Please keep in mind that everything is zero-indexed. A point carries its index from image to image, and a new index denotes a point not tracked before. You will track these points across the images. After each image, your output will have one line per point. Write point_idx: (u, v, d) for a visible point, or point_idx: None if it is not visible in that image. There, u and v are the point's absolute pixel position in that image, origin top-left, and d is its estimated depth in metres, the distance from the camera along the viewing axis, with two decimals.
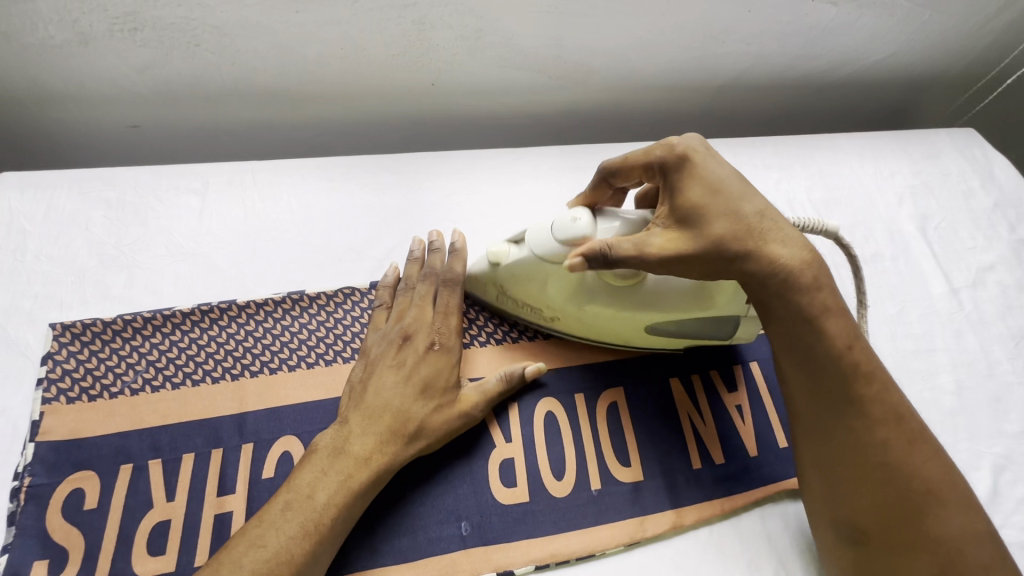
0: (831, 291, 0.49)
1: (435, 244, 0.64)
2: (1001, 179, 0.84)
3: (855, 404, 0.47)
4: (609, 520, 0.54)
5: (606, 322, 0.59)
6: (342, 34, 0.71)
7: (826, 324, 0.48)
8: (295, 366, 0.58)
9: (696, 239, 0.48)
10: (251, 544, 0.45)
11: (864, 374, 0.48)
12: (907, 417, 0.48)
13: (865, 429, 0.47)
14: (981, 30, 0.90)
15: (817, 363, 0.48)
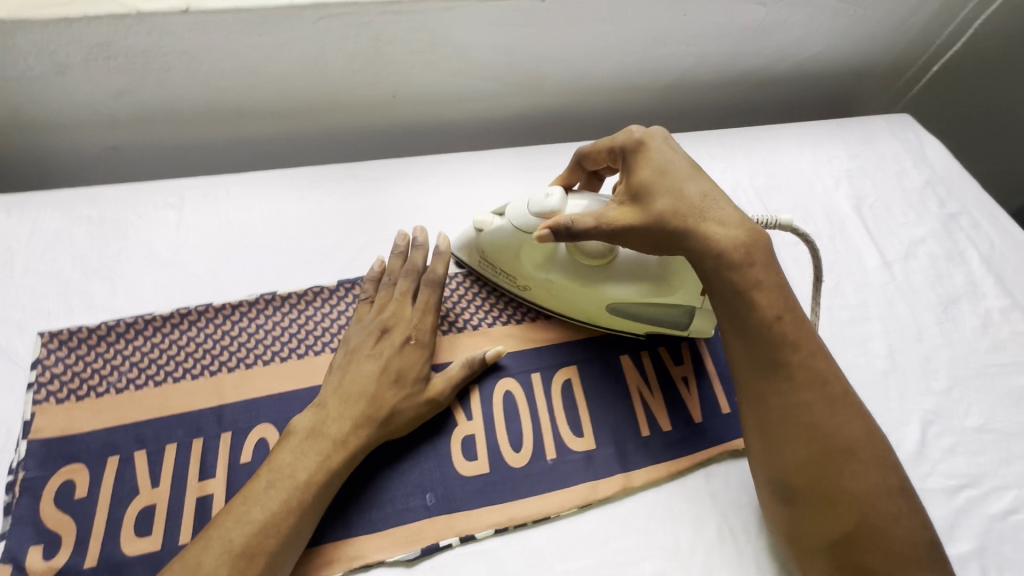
0: (766, 264, 0.53)
1: (418, 240, 0.69)
2: (931, 159, 0.93)
3: (784, 368, 0.51)
4: (563, 485, 0.58)
5: (573, 297, 0.65)
6: (304, 53, 0.75)
7: (758, 295, 0.52)
8: (269, 360, 0.62)
9: (641, 214, 0.56)
10: (237, 520, 0.49)
11: (793, 341, 0.52)
12: (833, 382, 0.51)
13: (794, 391, 0.51)
14: (906, 23, 0.97)
15: (750, 331, 0.52)
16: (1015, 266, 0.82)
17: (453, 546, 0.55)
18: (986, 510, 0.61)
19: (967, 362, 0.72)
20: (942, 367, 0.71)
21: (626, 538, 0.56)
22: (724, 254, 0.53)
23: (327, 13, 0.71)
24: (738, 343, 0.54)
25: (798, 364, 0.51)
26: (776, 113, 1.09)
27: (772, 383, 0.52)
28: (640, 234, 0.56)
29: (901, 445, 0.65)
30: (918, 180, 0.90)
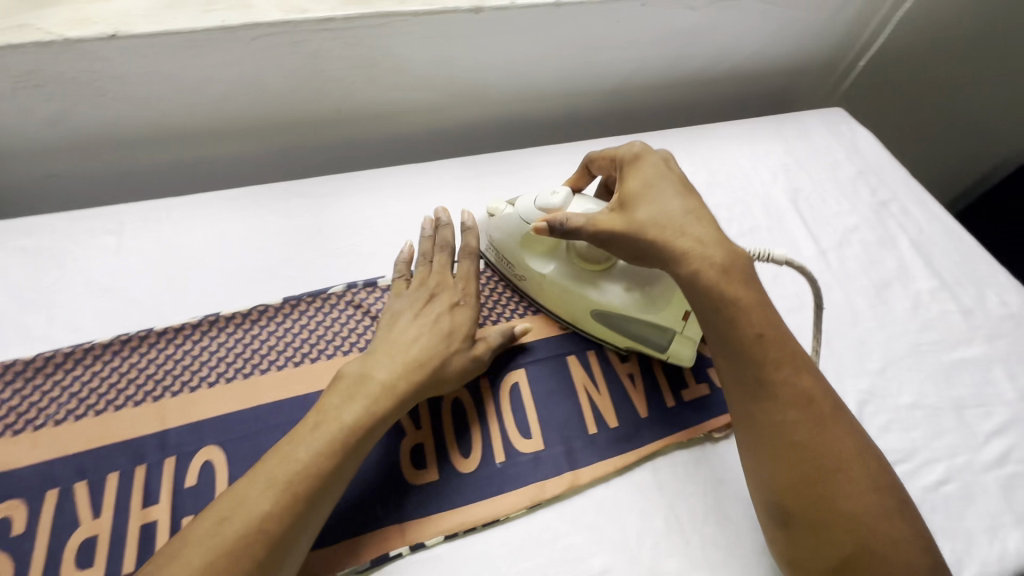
0: (745, 283, 0.54)
1: (443, 220, 0.72)
2: (862, 150, 0.97)
3: (772, 384, 0.51)
4: (513, 487, 0.59)
5: (560, 295, 0.67)
6: (242, 72, 0.76)
7: (741, 311, 0.53)
8: (214, 382, 0.62)
9: (631, 220, 0.57)
10: (282, 459, 0.49)
11: (779, 358, 0.52)
12: (817, 400, 0.51)
13: (783, 408, 0.51)
14: (832, 22, 1.01)
15: (735, 347, 0.53)
16: (943, 248, 0.86)
17: (403, 555, 0.55)
18: (919, 483, 0.64)
19: (898, 342, 0.75)
20: (876, 348, 0.75)
21: (575, 535, 0.57)
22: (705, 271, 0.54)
23: (259, 32, 0.71)
24: (725, 360, 0.54)
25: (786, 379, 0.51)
26: (716, 112, 1.13)
27: (761, 400, 0.52)
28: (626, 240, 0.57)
29: None
30: (851, 170, 0.94)
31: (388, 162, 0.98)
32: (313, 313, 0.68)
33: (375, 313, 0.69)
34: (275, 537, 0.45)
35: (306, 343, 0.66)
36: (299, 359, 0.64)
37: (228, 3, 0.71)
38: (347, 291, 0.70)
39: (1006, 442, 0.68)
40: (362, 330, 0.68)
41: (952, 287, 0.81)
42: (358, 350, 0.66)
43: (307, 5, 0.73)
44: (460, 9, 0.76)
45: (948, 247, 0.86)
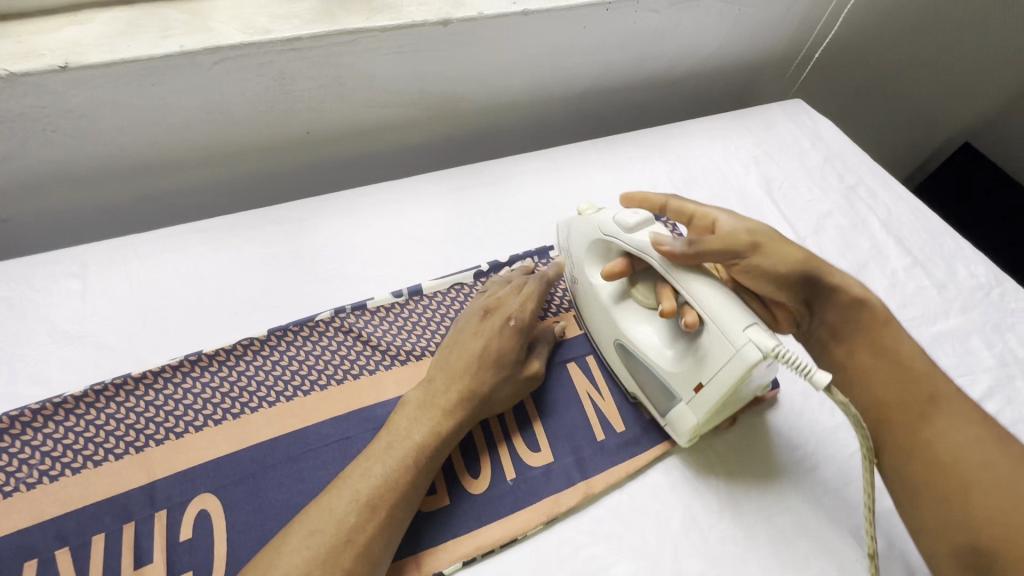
0: (886, 315, 0.57)
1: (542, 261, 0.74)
2: (826, 138, 1.01)
3: (930, 408, 0.51)
4: (527, 504, 0.58)
5: (603, 315, 0.65)
6: (205, 99, 0.73)
7: (885, 337, 0.56)
8: (202, 426, 0.58)
9: (778, 247, 0.57)
10: (362, 474, 0.51)
11: (934, 382, 0.53)
12: (988, 423, 0.50)
13: (952, 429, 0.49)
14: (787, 17, 1.05)
15: (885, 373, 0.54)
16: (911, 228, 0.89)
17: None
18: None
19: None
20: None
21: (595, 546, 0.56)
22: (848, 296, 0.57)
23: (222, 56, 0.69)
24: (874, 390, 0.54)
25: (946, 402, 0.51)
26: (683, 110, 1.15)
27: (924, 425, 0.51)
28: (777, 259, 0.56)
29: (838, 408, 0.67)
30: (818, 159, 0.97)
31: (362, 181, 0.96)
32: (301, 342, 0.65)
33: (367, 337, 0.66)
34: (364, 548, 0.47)
35: (297, 375, 0.63)
36: (291, 393, 0.61)
37: (188, 27, 0.69)
38: (335, 316, 0.67)
39: (993, 407, 0.70)
40: (355, 356, 0.65)
41: (924, 263, 0.85)
42: (353, 377, 0.63)
43: (269, 25, 0.70)
44: (427, 22, 0.75)
45: (916, 225, 0.90)
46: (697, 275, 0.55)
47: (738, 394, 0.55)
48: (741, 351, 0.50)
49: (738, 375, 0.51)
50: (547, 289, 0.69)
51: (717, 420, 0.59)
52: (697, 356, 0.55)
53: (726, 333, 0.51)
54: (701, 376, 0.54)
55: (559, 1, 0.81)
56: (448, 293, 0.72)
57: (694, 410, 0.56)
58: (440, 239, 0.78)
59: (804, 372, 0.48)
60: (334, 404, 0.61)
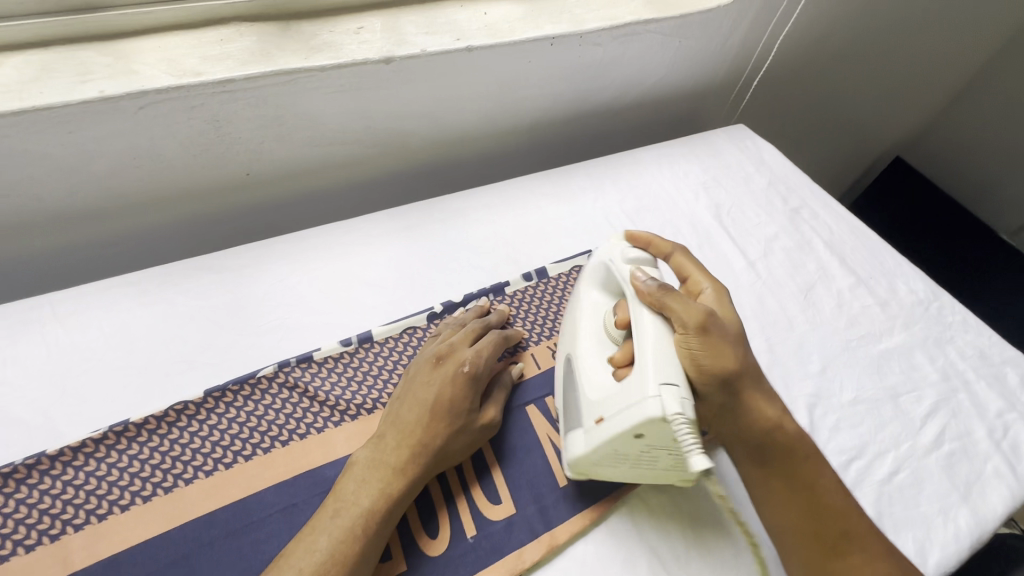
0: (806, 445, 0.56)
1: (494, 307, 0.73)
2: (769, 162, 1.04)
3: (843, 544, 0.52)
4: (489, 562, 0.55)
5: (569, 331, 0.65)
6: (131, 145, 0.68)
7: (807, 468, 0.56)
8: (128, 504, 0.53)
9: (720, 349, 0.53)
10: (307, 549, 0.47)
11: (845, 516, 0.54)
12: (888, 556, 0.53)
13: (864, 565, 0.51)
14: (725, 46, 1.09)
15: (801, 502, 0.54)
16: (852, 247, 0.92)
17: None
18: (874, 478, 0.66)
19: (832, 341, 0.79)
20: (813, 351, 0.77)
21: None
22: (769, 425, 0.55)
23: (148, 101, 0.65)
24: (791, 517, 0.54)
25: (854, 536, 0.53)
26: (632, 137, 1.17)
27: (838, 560, 0.52)
28: (714, 351, 0.52)
29: None
30: (763, 183, 1.00)
31: (310, 220, 0.93)
32: (241, 403, 0.61)
33: (313, 391, 0.63)
34: None
35: (237, 440, 0.58)
36: (231, 460, 0.57)
37: (109, 71, 0.65)
38: (279, 371, 0.63)
39: (939, 421, 0.72)
40: (301, 414, 0.61)
41: (867, 281, 0.88)
42: (299, 437, 0.60)
43: (199, 67, 0.67)
44: (369, 60, 0.74)
45: (856, 245, 0.93)
46: (654, 318, 0.55)
47: (637, 449, 0.53)
48: (647, 403, 0.49)
49: (633, 425, 0.50)
50: (506, 335, 0.67)
51: (618, 470, 0.57)
52: (616, 391, 0.53)
53: (645, 380, 0.50)
54: (607, 409, 0.53)
55: (502, 38, 0.81)
56: (401, 338, 0.69)
57: (586, 439, 0.55)
58: (391, 282, 0.75)
59: (688, 449, 0.47)
60: (278, 469, 0.57)
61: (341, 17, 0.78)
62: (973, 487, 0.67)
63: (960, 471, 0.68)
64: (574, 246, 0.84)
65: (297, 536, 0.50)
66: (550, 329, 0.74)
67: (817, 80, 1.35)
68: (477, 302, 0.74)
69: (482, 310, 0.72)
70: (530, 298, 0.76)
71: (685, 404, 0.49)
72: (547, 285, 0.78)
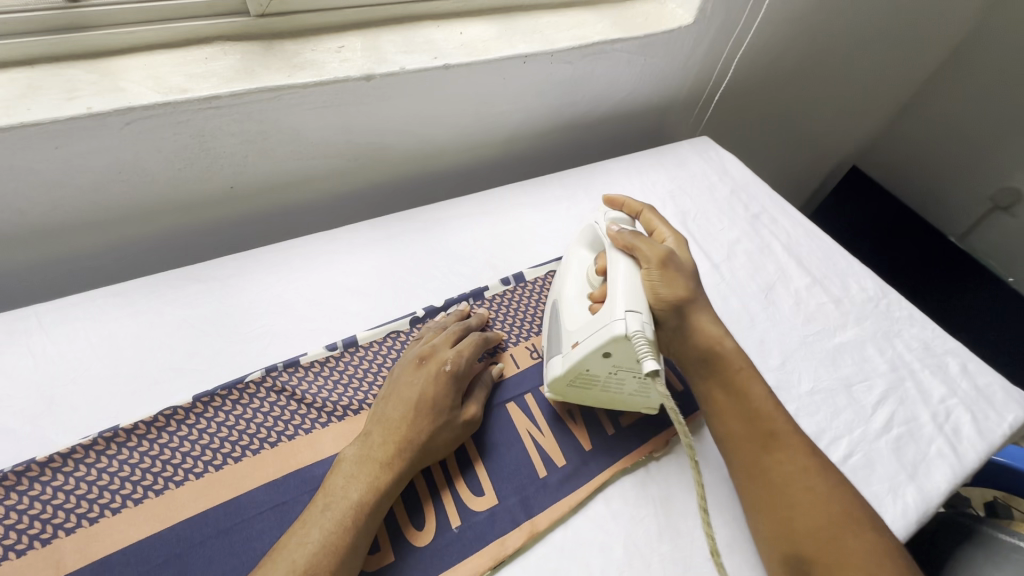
0: (742, 361, 0.65)
1: (474, 311, 0.77)
2: (731, 171, 1.11)
3: (770, 441, 0.60)
4: (473, 550, 0.57)
5: (558, 283, 0.73)
6: (116, 158, 0.70)
7: (741, 379, 0.64)
8: (119, 508, 0.54)
9: (676, 280, 0.64)
10: (298, 541, 0.50)
11: (774, 419, 0.61)
12: (808, 451, 0.60)
13: (785, 460, 0.59)
14: (688, 63, 1.16)
15: (737, 408, 0.63)
16: (809, 249, 0.99)
17: None
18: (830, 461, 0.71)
19: (791, 338, 0.84)
20: (773, 347, 0.82)
21: None
22: (711, 343, 0.65)
23: (134, 117, 0.67)
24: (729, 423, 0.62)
25: (782, 435, 0.60)
26: (603, 149, 1.23)
27: (765, 456, 0.60)
28: (668, 283, 0.63)
29: None
30: (725, 191, 1.06)
31: (292, 232, 0.95)
32: (230, 407, 0.63)
33: (301, 395, 0.65)
34: None
35: (226, 443, 0.60)
36: (221, 462, 0.59)
37: (96, 88, 0.67)
38: (266, 376, 0.66)
39: (888, 409, 0.78)
40: (288, 416, 0.63)
41: (822, 281, 0.94)
42: (287, 438, 0.62)
43: (185, 84, 0.70)
44: (351, 77, 0.77)
45: (813, 247, 1.00)
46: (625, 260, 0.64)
47: (606, 370, 0.62)
48: (613, 324, 0.58)
49: (602, 342, 0.58)
50: (486, 337, 0.70)
51: (591, 390, 0.66)
52: (588, 320, 0.62)
53: (614, 307, 0.59)
54: (581, 335, 0.62)
55: (477, 57, 0.86)
56: (384, 342, 0.72)
57: (562, 361, 0.63)
58: (374, 289, 0.78)
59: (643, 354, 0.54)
60: (267, 469, 0.59)
61: (323, 36, 0.82)
62: (919, 466, 0.73)
63: (907, 453, 0.74)
64: (550, 252, 0.89)
65: (287, 532, 0.52)
66: (529, 330, 0.78)
67: (775, 94, 1.43)
68: (458, 307, 0.77)
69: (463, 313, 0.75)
70: (508, 302, 0.80)
71: (646, 326, 0.57)
72: (524, 289, 0.82)
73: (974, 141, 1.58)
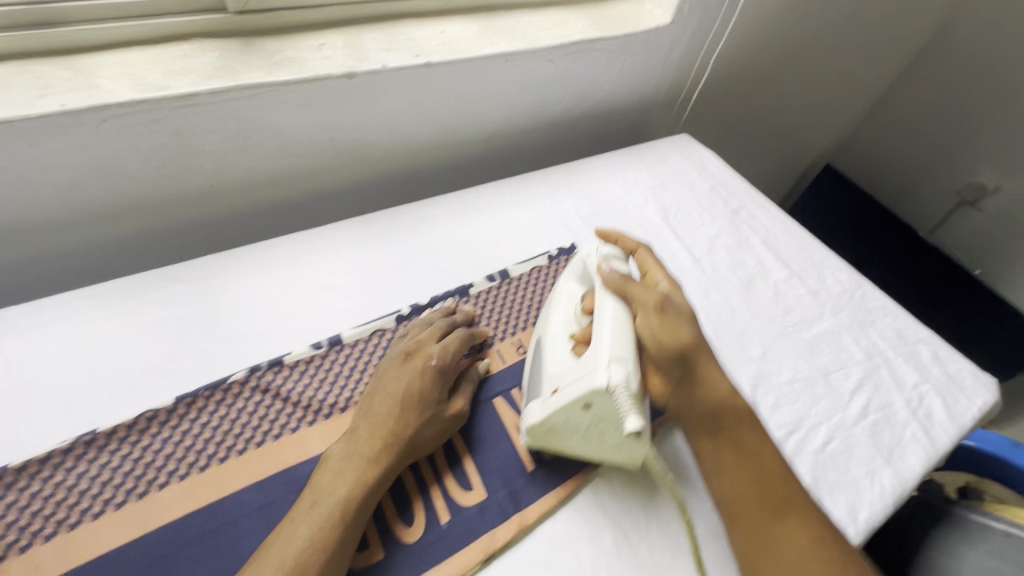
0: (751, 421, 0.63)
1: (460, 307, 0.77)
2: (710, 167, 1.13)
3: (783, 509, 0.56)
4: (463, 545, 0.57)
5: (544, 319, 0.71)
6: (91, 157, 0.69)
7: (750, 441, 0.61)
8: (100, 512, 0.53)
9: (677, 329, 0.62)
10: (286, 538, 0.49)
11: (787, 486, 0.58)
12: (822, 524, 0.57)
13: (799, 531, 0.55)
14: (667, 63, 1.18)
15: (748, 469, 0.59)
16: (786, 244, 1.02)
17: None
18: (810, 447, 0.73)
19: (771, 329, 0.86)
20: (754, 338, 0.84)
21: None
22: (722, 400, 0.62)
23: (110, 114, 0.66)
24: (736, 485, 0.59)
25: (797, 505, 0.57)
26: (585, 146, 1.25)
27: (778, 525, 0.56)
28: (672, 329, 0.61)
29: None
30: (705, 187, 1.09)
31: (274, 231, 0.94)
32: (213, 408, 0.62)
33: (286, 394, 0.64)
34: None
35: (210, 444, 0.59)
36: (205, 463, 0.58)
37: (69, 85, 0.66)
38: (250, 376, 0.65)
39: (865, 395, 0.81)
40: (274, 415, 0.63)
41: (799, 273, 0.97)
42: (273, 438, 0.61)
43: (163, 81, 0.69)
44: (333, 74, 0.77)
45: (790, 241, 1.02)
46: (617, 306, 0.63)
47: (587, 421, 0.58)
48: (596, 375, 0.56)
49: (583, 394, 0.56)
50: (472, 332, 0.71)
51: (570, 441, 0.61)
52: (572, 367, 0.61)
53: (599, 356, 0.58)
54: (562, 381, 0.60)
55: (460, 55, 0.87)
56: (370, 340, 0.72)
57: (539, 408, 0.60)
58: (358, 287, 0.78)
59: (626, 413, 0.55)
60: (253, 469, 0.59)
61: (303, 33, 0.82)
62: (895, 450, 0.75)
63: (884, 437, 0.76)
64: (534, 249, 0.89)
65: (275, 529, 0.52)
66: (514, 326, 0.78)
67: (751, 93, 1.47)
68: (444, 303, 0.77)
69: (450, 309, 0.75)
70: (494, 298, 0.80)
71: (630, 379, 0.56)
72: (509, 285, 0.83)
73: (941, 138, 1.64)
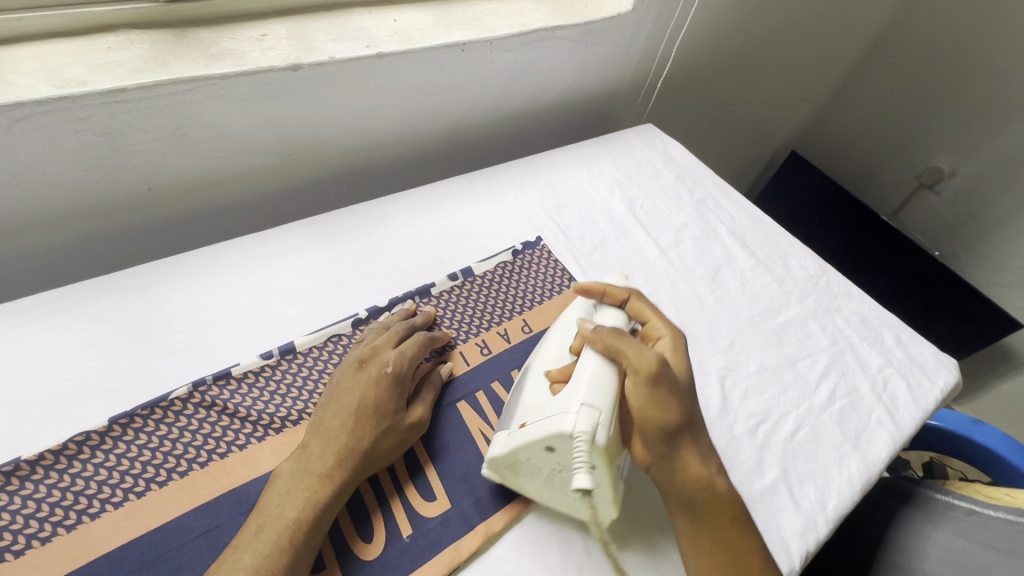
0: (733, 507, 0.58)
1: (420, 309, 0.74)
2: (676, 158, 1.12)
3: None
4: (426, 559, 0.55)
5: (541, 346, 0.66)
6: (6, 162, 0.63)
7: (732, 529, 0.57)
8: (22, 550, 0.49)
9: (665, 404, 0.55)
10: (231, 569, 0.46)
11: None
12: None
13: None
14: (630, 50, 1.16)
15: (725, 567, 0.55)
16: (752, 232, 1.01)
17: None
18: (779, 437, 0.72)
19: (738, 318, 0.86)
20: (723, 329, 0.83)
21: None
22: (704, 485, 0.57)
23: (24, 113, 0.60)
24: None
25: None
26: (549, 138, 1.22)
27: None
28: (662, 403, 0.55)
29: (710, 402, 0.73)
30: (671, 178, 1.07)
31: (222, 234, 0.90)
32: (152, 428, 0.57)
33: (233, 409, 0.60)
34: None
35: (149, 467, 0.55)
36: (144, 488, 0.54)
37: None
38: (193, 392, 0.60)
39: (831, 381, 0.81)
40: (220, 433, 0.59)
41: (765, 262, 0.96)
42: (219, 457, 0.57)
43: (85, 76, 0.64)
44: (274, 67, 0.72)
45: (756, 229, 1.02)
46: (606, 365, 0.57)
47: (548, 466, 0.55)
48: (563, 417, 0.53)
49: (544, 434, 0.53)
50: (432, 335, 0.67)
51: (530, 485, 0.57)
52: (545, 404, 0.57)
53: (571, 397, 0.54)
54: (533, 416, 0.56)
55: (413, 44, 0.83)
56: (325, 347, 0.68)
57: (504, 440, 0.57)
58: (312, 291, 0.74)
59: (576, 466, 0.51)
60: (197, 491, 0.55)
61: (243, 24, 0.77)
62: (862, 436, 0.75)
63: (850, 423, 0.76)
64: (497, 245, 0.87)
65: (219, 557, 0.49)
66: (478, 326, 0.75)
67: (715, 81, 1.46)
68: (402, 306, 0.74)
69: (409, 311, 0.72)
70: (456, 298, 0.77)
71: (596, 429, 0.52)
72: (472, 284, 0.80)
73: (900, 123, 1.67)
